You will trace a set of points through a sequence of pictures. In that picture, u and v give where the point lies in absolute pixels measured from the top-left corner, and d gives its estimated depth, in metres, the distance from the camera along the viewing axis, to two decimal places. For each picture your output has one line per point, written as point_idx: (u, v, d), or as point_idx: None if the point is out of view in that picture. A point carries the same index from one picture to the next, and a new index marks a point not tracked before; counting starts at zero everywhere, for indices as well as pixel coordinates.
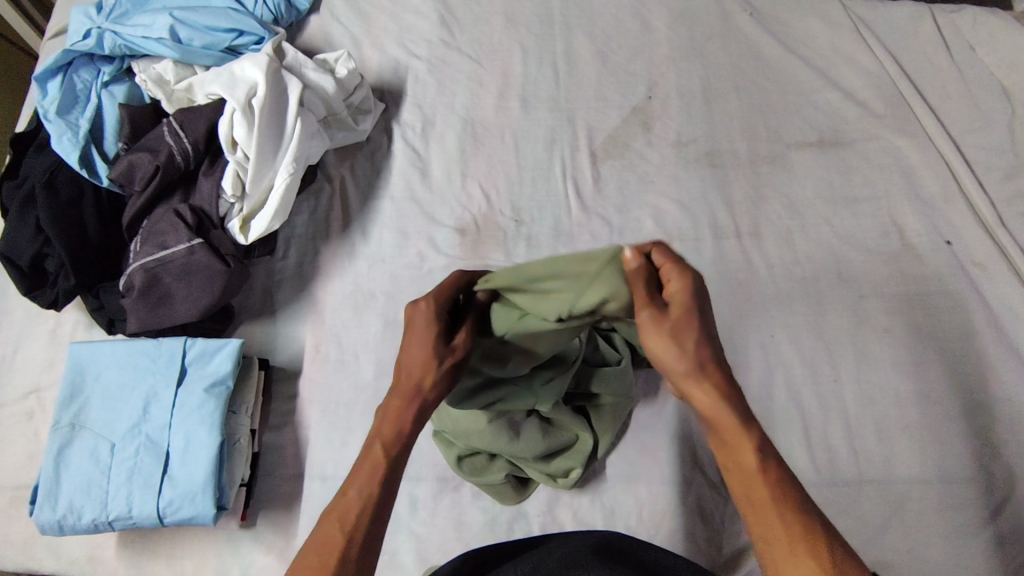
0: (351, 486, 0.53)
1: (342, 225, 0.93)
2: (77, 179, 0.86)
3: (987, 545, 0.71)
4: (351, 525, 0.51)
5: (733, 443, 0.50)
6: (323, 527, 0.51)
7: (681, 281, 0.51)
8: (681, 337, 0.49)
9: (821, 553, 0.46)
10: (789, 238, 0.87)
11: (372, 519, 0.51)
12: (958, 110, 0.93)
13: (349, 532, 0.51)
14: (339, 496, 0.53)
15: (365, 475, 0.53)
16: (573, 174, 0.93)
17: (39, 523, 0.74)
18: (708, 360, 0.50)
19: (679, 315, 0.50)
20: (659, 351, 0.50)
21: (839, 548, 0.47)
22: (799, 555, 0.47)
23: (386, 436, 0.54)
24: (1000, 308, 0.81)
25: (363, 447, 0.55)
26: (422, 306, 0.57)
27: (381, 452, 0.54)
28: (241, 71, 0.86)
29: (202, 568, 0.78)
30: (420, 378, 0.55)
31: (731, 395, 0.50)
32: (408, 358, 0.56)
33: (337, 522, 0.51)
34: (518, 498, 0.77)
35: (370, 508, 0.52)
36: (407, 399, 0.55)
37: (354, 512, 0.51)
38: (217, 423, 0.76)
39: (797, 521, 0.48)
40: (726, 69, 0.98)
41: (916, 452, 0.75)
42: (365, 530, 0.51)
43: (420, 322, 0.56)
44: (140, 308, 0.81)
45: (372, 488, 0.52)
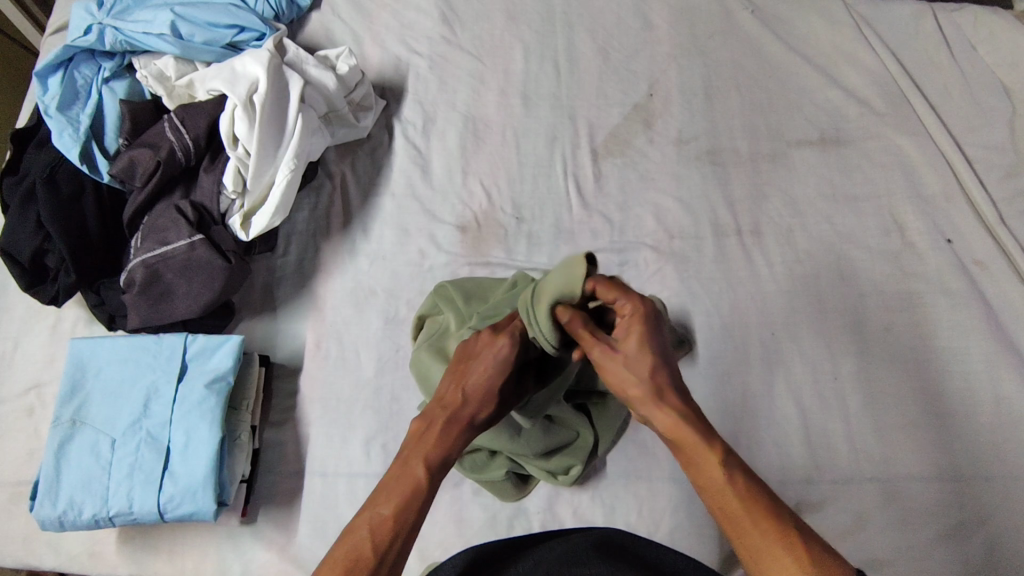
0: (387, 501, 0.51)
1: (342, 221, 0.92)
2: (78, 176, 0.86)
3: (985, 542, 0.72)
4: (386, 541, 0.49)
5: (695, 456, 0.50)
6: (356, 538, 0.49)
7: (631, 306, 0.56)
8: (636, 360, 0.54)
9: (800, 553, 0.45)
10: (790, 236, 0.87)
11: (404, 540, 0.50)
12: (959, 108, 0.94)
13: (382, 550, 0.49)
14: (373, 508, 0.51)
15: (405, 489, 0.52)
16: (574, 171, 0.93)
17: (39, 519, 0.74)
18: (666, 386, 0.53)
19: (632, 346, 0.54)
20: (615, 374, 0.54)
21: (816, 546, 0.46)
22: (777, 560, 0.46)
23: (435, 456, 0.54)
24: (1000, 306, 0.82)
25: (405, 459, 0.54)
26: (504, 345, 0.59)
27: (424, 469, 0.53)
28: (242, 66, 0.85)
29: (201, 564, 0.78)
30: (475, 408, 0.57)
31: (684, 412, 0.52)
32: (474, 383, 0.58)
33: (372, 533, 0.49)
34: (519, 495, 0.76)
35: (405, 528, 0.50)
36: (460, 427, 0.57)
37: (390, 527, 0.50)
38: (218, 419, 0.76)
39: (773, 528, 0.47)
40: (727, 67, 0.98)
41: (914, 449, 0.75)
42: (396, 551, 0.49)
43: (494, 359, 0.58)
44: (141, 304, 0.81)
45: (412, 506, 0.51)
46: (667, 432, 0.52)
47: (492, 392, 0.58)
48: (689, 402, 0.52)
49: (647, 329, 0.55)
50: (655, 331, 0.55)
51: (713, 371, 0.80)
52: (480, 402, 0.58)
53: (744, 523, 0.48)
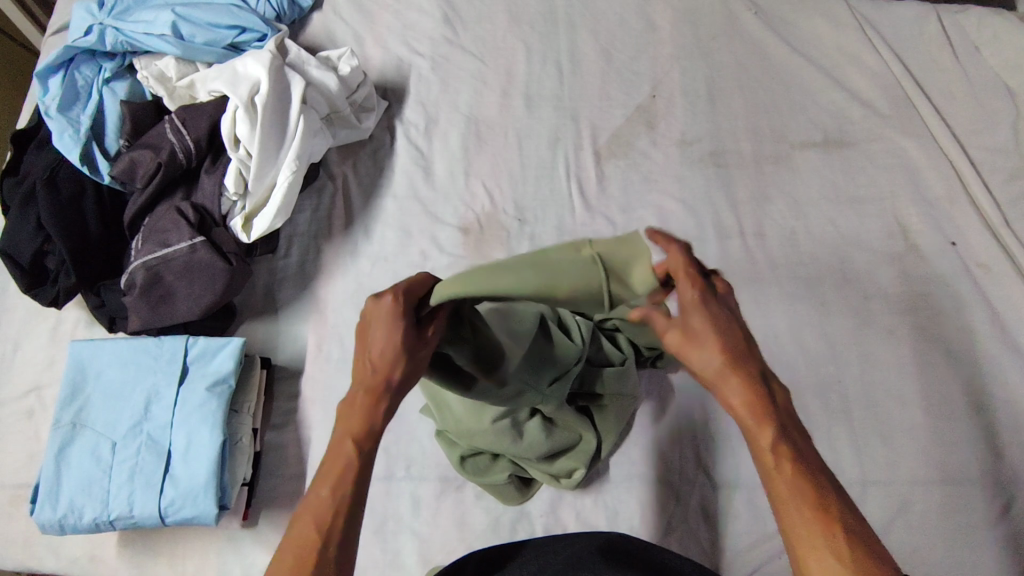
0: (323, 483, 0.51)
1: (344, 223, 0.92)
2: (79, 177, 0.85)
3: (992, 546, 0.71)
4: (328, 522, 0.49)
5: (753, 427, 0.49)
6: (300, 529, 0.50)
7: (691, 288, 0.51)
8: (709, 342, 0.50)
9: (839, 545, 0.44)
10: (794, 238, 0.87)
11: (348, 515, 0.50)
12: (963, 110, 0.93)
13: (326, 529, 0.49)
14: (312, 494, 0.51)
15: (337, 470, 0.52)
16: (577, 173, 0.92)
17: (39, 523, 0.74)
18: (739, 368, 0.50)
19: (692, 331, 0.51)
20: (689, 357, 0.51)
21: (855, 536, 0.44)
22: (816, 547, 0.44)
23: (359, 430, 0.52)
24: (1005, 309, 0.81)
25: (336, 441, 0.53)
26: (387, 302, 0.52)
27: (351, 446, 0.52)
28: (244, 67, 0.85)
29: (202, 568, 0.77)
30: (382, 371, 0.52)
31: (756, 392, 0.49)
32: (376, 347, 0.52)
33: (314, 520, 0.50)
34: (522, 499, 0.76)
35: (344, 504, 0.50)
36: (374, 394, 0.52)
37: (330, 509, 0.50)
38: (219, 422, 0.76)
39: (815, 515, 0.45)
40: (730, 68, 0.97)
41: (920, 452, 0.75)
42: (344, 524, 0.50)
43: (382, 318, 0.52)
44: (142, 306, 0.81)
45: (348, 484, 0.51)
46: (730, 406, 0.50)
47: (397, 350, 0.51)
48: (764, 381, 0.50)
49: (708, 314, 0.51)
50: (720, 318, 0.51)
51: None
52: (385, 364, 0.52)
53: (786, 504, 0.46)
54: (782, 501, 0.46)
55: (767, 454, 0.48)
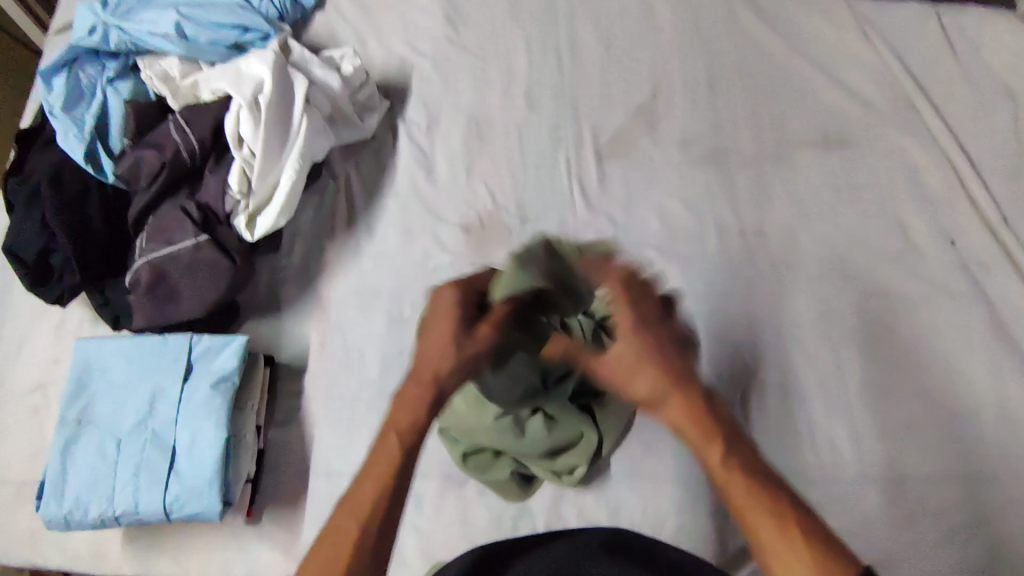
0: (364, 479, 0.52)
1: (347, 221, 0.93)
2: (83, 175, 0.86)
3: (989, 542, 0.72)
4: (366, 517, 0.50)
5: (701, 445, 0.51)
6: (339, 523, 0.50)
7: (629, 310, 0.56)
8: (643, 359, 0.54)
9: (802, 545, 0.45)
10: (795, 237, 0.87)
11: (388, 513, 0.51)
12: (962, 109, 0.94)
13: (365, 523, 0.50)
14: (354, 490, 0.52)
15: (381, 468, 0.52)
16: (579, 171, 0.93)
17: (45, 519, 0.75)
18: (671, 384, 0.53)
19: (629, 356, 0.55)
20: (623, 379, 0.55)
21: (815, 530, 0.45)
22: (782, 549, 0.45)
23: (405, 427, 0.53)
24: (1004, 307, 0.82)
25: (380, 435, 0.54)
26: (448, 293, 0.59)
27: (395, 445, 0.53)
28: (248, 67, 0.86)
29: (207, 563, 0.78)
30: (438, 362, 0.56)
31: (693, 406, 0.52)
32: (432, 335, 0.57)
33: (354, 513, 0.50)
34: (523, 495, 0.77)
35: (385, 500, 0.51)
36: (425, 386, 0.55)
37: (370, 505, 0.50)
38: (223, 419, 0.77)
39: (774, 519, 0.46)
40: (730, 67, 0.98)
41: (919, 449, 0.76)
42: (382, 522, 0.50)
43: (444, 306, 0.58)
44: (148, 304, 0.82)
45: (386, 483, 0.51)
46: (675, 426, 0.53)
47: (452, 336, 0.57)
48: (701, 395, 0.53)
49: (644, 332, 0.55)
50: (656, 336, 0.55)
51: (718, 371, 0.80)
52: (440, 356, 0.56)
53: (745, 512, 0.47)
54: (741, 510, 0.48)
55: (719, 469, 0.49)
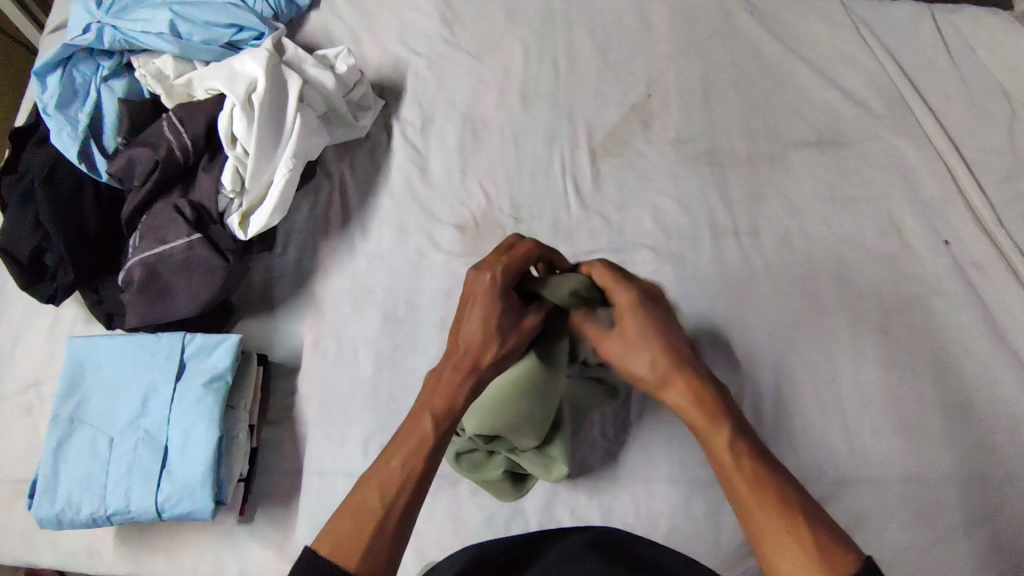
0: (397, 453, 0.53)
1: (341, 221, 0.93)
2: (78, 174, 0.86)
3: (979, 543, 0.72)
4: (394, 494, 0.51)
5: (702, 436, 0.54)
6: (365, 491, 0.51)
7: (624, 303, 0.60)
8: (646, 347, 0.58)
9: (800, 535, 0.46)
10: (788, 237, 0.87)
11: (414, 489, 0.52)
12: (957, 110, 0.94)
13: (390, 499, 0.51)
14: (383, 462, 0.53)
15: (413, 443, 0.54)
16: (573, 171, 0.93)
17: (37, 518, 0.75)
18: (672, 369, 0.57)
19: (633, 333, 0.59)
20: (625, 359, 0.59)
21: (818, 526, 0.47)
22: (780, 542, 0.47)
23: (440, 406, 0.56)
24: (998, 308, 0.82)
25: (413, 417, 0.55)
26: (486, 280, 0.59)
27: (430, 422, 0.55)
28: (241, 66, 0.86)
29: (200, 562, 0.78)
30: (492, 348, 0.58)
31: (698, 394, 0.55)
32: (470, 325, 0.58)
33: (379, 487, 0.51)
34: (517, 495, 0.76)
35: (412, 477, 0.52)
36: (466, 369, 0.57)
37: (398, 477, 0.52)
38: (216, 418, 0.76)
39: (770, 507, 0.48)
40: (725, 67, 0.98)
41: (911, 449, 0.76)
42: (405, 502, 0.51)
43: (481, 296, 0.59)
44: (140, 302, 0.81)
45: (417, 458, 0.53)
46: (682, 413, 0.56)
47: (489, 334, 0.58)
48: (708, 383, 0.56)
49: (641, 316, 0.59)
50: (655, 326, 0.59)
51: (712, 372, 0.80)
52: (495, 343, 0.58)
53: (748, 502, 0.49)
54: (749, 513, 0.49)
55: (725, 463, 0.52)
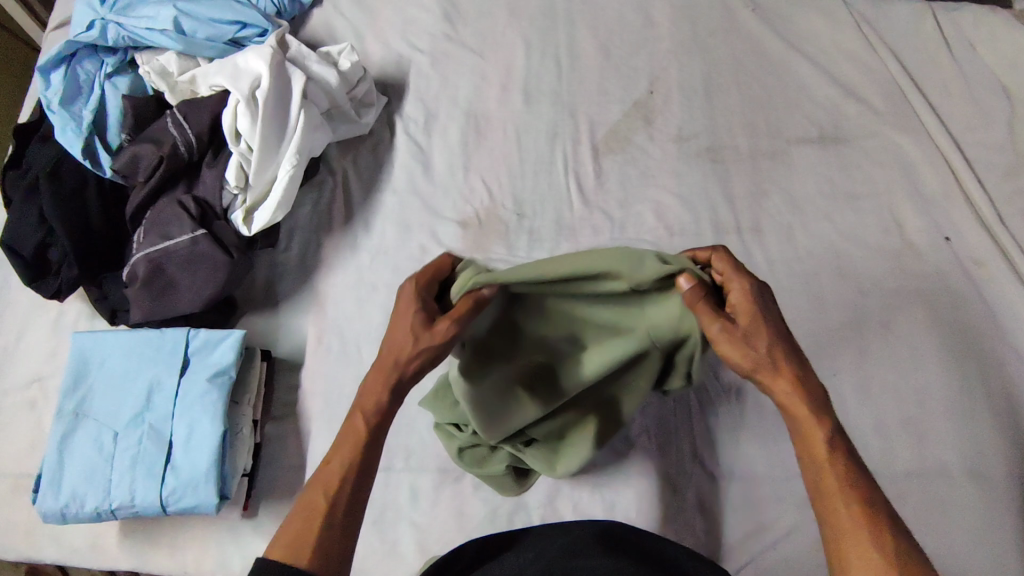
0: (335, 453, 0.55)
1: (344, 217, 0.93)
2: (81, 170, 0.86)
3: (982, 538, 0.72)
4: (336, 490, 0.53)
5: (801, 427, 0.52)
6: (310, 491, 0.53)
7: (741, 287, 0.56)
8: (760, 338, 0.54)
9: (886, 542, 0.47)
10: (790, 233, 0.88)
11: (356, 482, 0.53)
12: (958, 107, 0.94)
13: (333, 497, 0.52)
14: (324, 463, 0.55)
15: (348, 443, 0.55)
16: (575, 167, 0.93)
17: (41, 512, 0.75)
18: (782, 358, 0.54)
19: (752, 325, 0.54)
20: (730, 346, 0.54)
21: (902, 537, 0.47)
22: (864, 546, 0.47)
23: (370, 406, 0.56)
24: (1000, 304, 0.82)
25: (347, 418, 0.57)
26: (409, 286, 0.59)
27: (364, 423, 0.56)
28: (245, 62, 0.86)
29: (203, 557, 0.78)
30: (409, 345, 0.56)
31: (807, 389, 0.53)
32: (396, 329, 0.57)
33: (322, 486, 0.53)
34: (519, 490, 0.76)
35: (352, 474, 0.53)
36: (386, 372, 0.57)
37: (338, 475, 0.53)
38: (220, 413, 0.77)
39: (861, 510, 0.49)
40: (727, 64, 0.98)
41: (913, 444, 0.76)
42: (348, 497, 0.53)
43: (405, 305, 0.58)
44: (144, 298, 0.82)
45: (356, 454, 0.54)
46: (782, 403, 0.54)
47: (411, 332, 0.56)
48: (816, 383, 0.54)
49: (761, 305, 0.55)
50: (773, 320, 0.55)
51: (714, 368, 0.80)
52: (410, 338, 0.56)
53: (835, 499, 0.50)
54: (835, 509, 0.49)
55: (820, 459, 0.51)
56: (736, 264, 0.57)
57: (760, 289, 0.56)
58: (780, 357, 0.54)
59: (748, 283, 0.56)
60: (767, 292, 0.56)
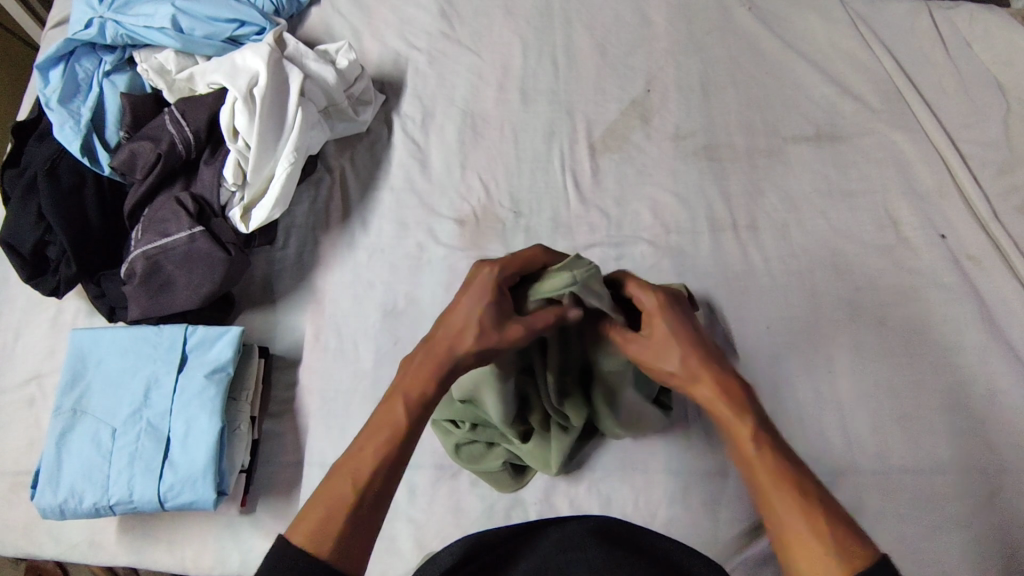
0: (368, 440, 0.55)
1: (342, 215, 0.93)
2: (80, 168, 0.87)
3: (976, 533, 0.72)
4: (365, 480, 0.53)
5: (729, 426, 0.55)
6: (337, 478, 0.53)
7: (650, 304, 0.61)
8: (675, 346, 0.58)
9: (818, 524, 0.48)
10: (786, 231, 0.88)
11: (387, 472, 0.54)
12: (953, 105, 0.94)
13: (361, 486, 0.52)
14: (355, 448, 0.55)
15: (384, 429, 0.55)
16: (572, 165, 0.93)
17: (40, 508, 0.75)
18: (698, 366, 0.57)
19: (660, 338, 0.59)
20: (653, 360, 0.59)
21: (833, 515, 0.48)
22: (798, 530, 0.48)
23: (414, 394, 0.56)
24: (994, 301, 0.82)
25: (387, 400, 0.57)
26: (486, 272, 0.60)
27: (404, 408, 0.56)
28: (243, 60, 0.86)
29: (201, 552, 0.79)
30: (469, 337, 0.57)
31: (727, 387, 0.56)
32: (462, 312, 0.58)
33: (351, 474, 0.53)
34: (517, 485, 0.77)
35: (384, 465, 0.53)
36: (440, 357, 0.58)
37: (370, 465, 0.53)
38: (218, 409, 0.77)
39: (792, 496, 0.50)
40: (724, 63, 0.99)
41: (907, 440, 0.76)
42: (376, 487, 0.53)
43: (477, 292, 0.59)
44: (142, 295, 0.82)
45: (392, 442, 0.55)
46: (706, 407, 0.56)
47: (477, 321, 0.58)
48: (733, 379, 0.56)
49: (669, 317, 0.60)
50: (677, 325, 0.59)
51: None
52: (473, 330, 0.57)
53: (768, 490, 0.51)
54: (768, 500, 0.51)
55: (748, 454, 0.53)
56: (642, 284, 0.62)
57: (662, 302, 0.60)
58: (695, 361, 0.57)
59: (653, 300, 0.61)
60: (676, 303, 0.61)
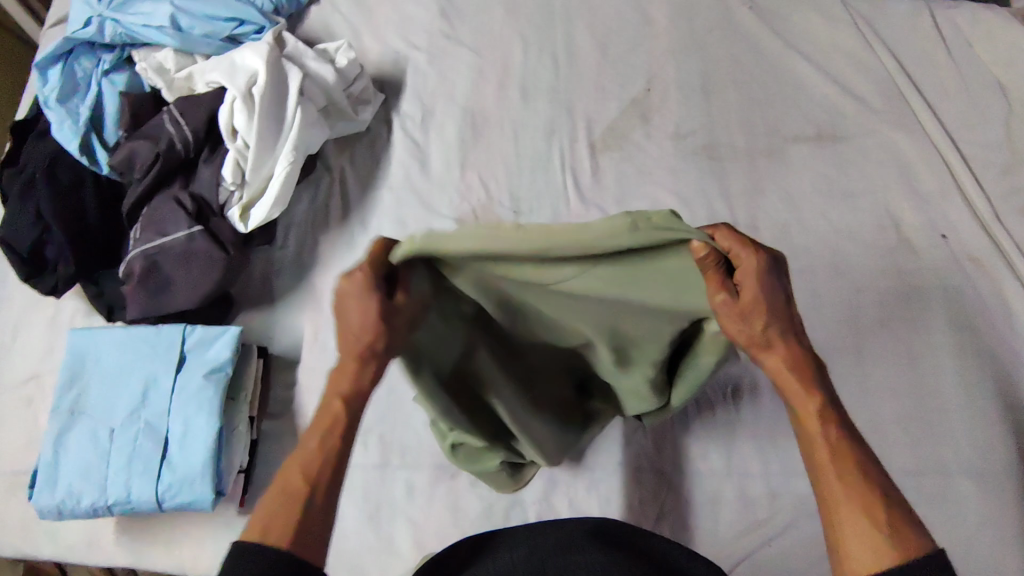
0: (312, 434, 0.52)
1: (341, 214, 0.93)
2: (78, 167, 0.87)
3: (978, 534, 0.72)
4: (316, 473, 0.50)
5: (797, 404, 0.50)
6: (285, 475, 0.50)
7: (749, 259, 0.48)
8: (760, 311, 0.48)
9: (881, 515, 0.44)
10: (787, 231, 0.88)
11: (337, 465, 0.51)
12: (955, 105, 0.94)
13: (313, 478, 0.50)
14: (300, 445, 0.52)
15: (325, 422, 0.52)
16: (572, 165, 0.93)
17: (38, 508, 0.75)
18: (776, 335, 0.50)
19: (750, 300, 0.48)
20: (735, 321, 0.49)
21: (898, 507, 0.45)
22: (857, 517, 0.44)
23: (344, 389, 0.53)
24: (996, 302, 0.82)
25: (324, 400, 0.53)
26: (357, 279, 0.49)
27: (341, 403, 0.53)
28: (242, 59, 0.86)
29: (199, 552, 0.78)
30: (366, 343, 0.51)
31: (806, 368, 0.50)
32: (354, 323, 0.51)
33: (302, 469, 0.50)
34: (515, 487, 0.76)
35: (332, 457, 0.51)
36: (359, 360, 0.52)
37: (317, 460, 0.51)
38: (216, 409, 0.77)
39: (858, 484, 0.46)
40: (724, 62, 0.98)
41: (907, 440, 0.76)
42: (330, 479, 0.51)
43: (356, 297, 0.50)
44: (140, 294, 0.82)
45: (337, 436, 0.52)
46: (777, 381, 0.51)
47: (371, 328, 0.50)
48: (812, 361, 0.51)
49: (767, 280, 0.49)
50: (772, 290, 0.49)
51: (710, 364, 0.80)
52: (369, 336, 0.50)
53: (826, 472, 0.47)
54: (826, 483, 0.47)
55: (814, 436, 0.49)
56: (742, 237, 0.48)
57: (768, 258, 0.49)
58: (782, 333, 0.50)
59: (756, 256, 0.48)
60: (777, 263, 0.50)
